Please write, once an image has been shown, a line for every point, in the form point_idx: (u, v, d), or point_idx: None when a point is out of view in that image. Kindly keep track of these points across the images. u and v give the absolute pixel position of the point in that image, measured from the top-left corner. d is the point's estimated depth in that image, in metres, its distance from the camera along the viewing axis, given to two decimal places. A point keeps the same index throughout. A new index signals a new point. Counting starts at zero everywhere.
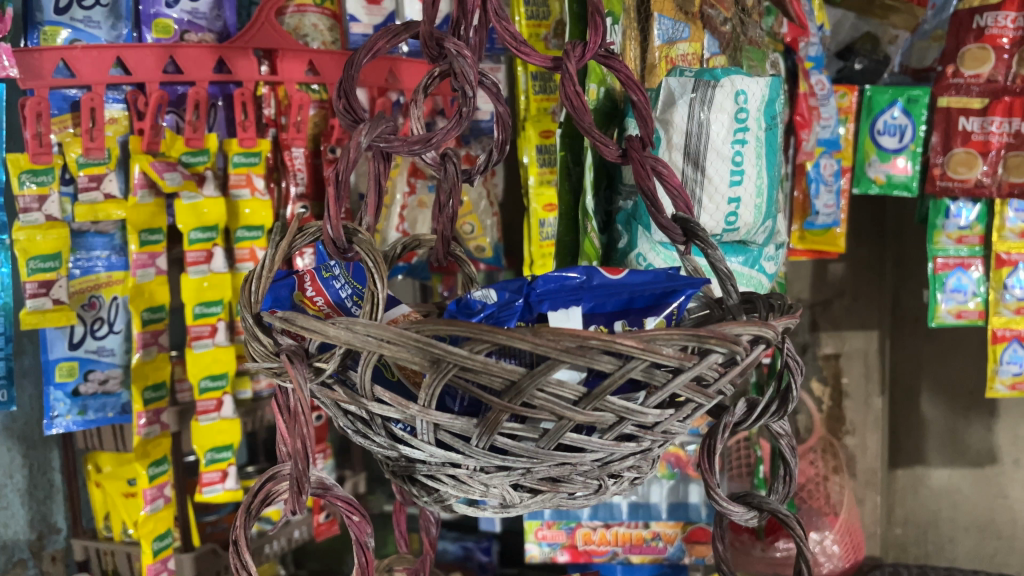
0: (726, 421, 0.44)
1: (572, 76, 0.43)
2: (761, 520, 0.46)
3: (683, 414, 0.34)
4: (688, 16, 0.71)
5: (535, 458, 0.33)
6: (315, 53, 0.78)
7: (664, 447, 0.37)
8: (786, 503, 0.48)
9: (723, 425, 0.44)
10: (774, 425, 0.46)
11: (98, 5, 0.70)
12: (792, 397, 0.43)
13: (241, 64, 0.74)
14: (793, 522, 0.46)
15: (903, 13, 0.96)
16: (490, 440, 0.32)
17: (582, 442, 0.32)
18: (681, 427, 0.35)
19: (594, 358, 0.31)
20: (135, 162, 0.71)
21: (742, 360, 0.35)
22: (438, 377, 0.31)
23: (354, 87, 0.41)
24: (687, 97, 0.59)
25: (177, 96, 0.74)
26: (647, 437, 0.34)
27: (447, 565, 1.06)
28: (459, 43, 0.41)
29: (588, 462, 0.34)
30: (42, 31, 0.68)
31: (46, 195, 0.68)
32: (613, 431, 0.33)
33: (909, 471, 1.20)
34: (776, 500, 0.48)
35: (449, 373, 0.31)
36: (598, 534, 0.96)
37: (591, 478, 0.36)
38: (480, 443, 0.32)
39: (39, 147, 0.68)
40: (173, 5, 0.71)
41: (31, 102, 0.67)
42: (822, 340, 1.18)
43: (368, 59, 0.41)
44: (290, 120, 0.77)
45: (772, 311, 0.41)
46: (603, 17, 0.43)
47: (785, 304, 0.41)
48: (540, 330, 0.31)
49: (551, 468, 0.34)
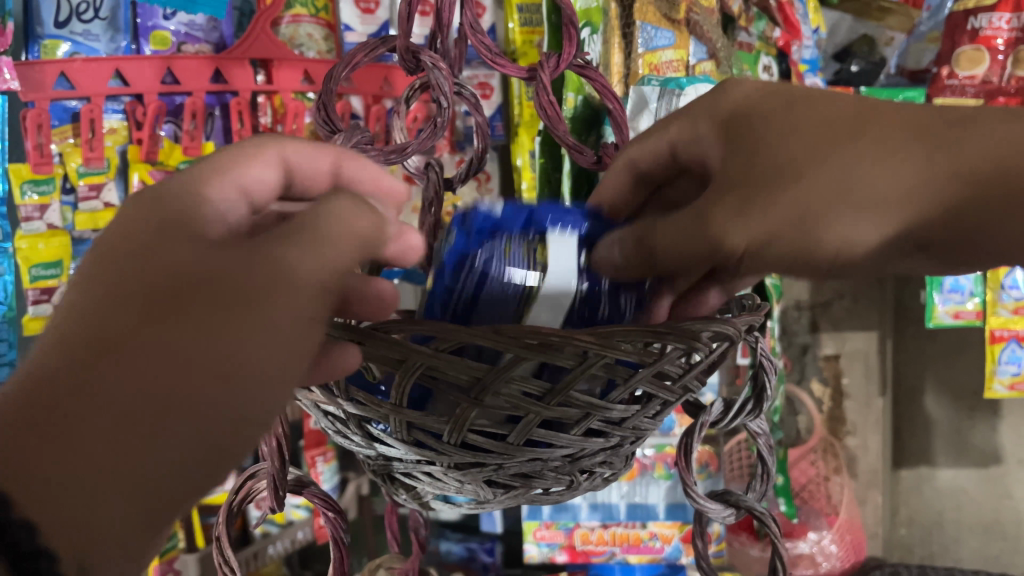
0: (703, 420, 0.46)
1: (544, 86, 0.45)
2: (737, 517, 0.47)
3: (649, 411, 0.36)
4: (673, 23, 0.72)
5: (507, 453, 0.34)
6: (310, 62, 0.79)
7: (635, 443, 0.39)
8: (763, 501, 0.49)
9: (700, 424, 0.45)
10: (751, 424, 0.48)
11: (97, 19, 0.71)
12: (767, 397, 0.46)
13: (236, 74, 0.76)
14: (768, 519, 0.47)
15: (899, 15, 0.95)
16: (462, 437, 0.34)
17: (551, 438, 0.34)
18: (649, 422, 0.36)
19: (555, 353, 0.32)
20: (134, 171, 0.74)
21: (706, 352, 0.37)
22: (407, 375, 0.32)
23: (332, 98, 0.44)
24: (654, 106, 0.67)
25: (176, 106, 0.75)
26: (616, 432, 0.36)
27: (450, 566, 1.07)
28: (434, 56, 0.43)
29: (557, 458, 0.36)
30: (42, 44, 0.70)
31: (47, 204, 0.71)
32: (581, 427, 0.34)
33: (913, 471, 1.21)
34: (753, 498, 0.49)
35: (418, 371, 0.32)
36: (596, 534, 0.98)
37: (562, 474, 0.37)
38: (452, 440, 0.34)
39: (41, 157, 0.71)
40: (170, 18, 0.73)
41: (31, 114, 0.69)
42: (823, 340, 1.18)
43: (348, 71, 0.44)
44: (286, 127, 0.79)
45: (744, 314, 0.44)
46: (577, 28, 0.46)
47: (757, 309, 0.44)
48: (501, 327, 0.32)
49: (523, 464, 0.35)
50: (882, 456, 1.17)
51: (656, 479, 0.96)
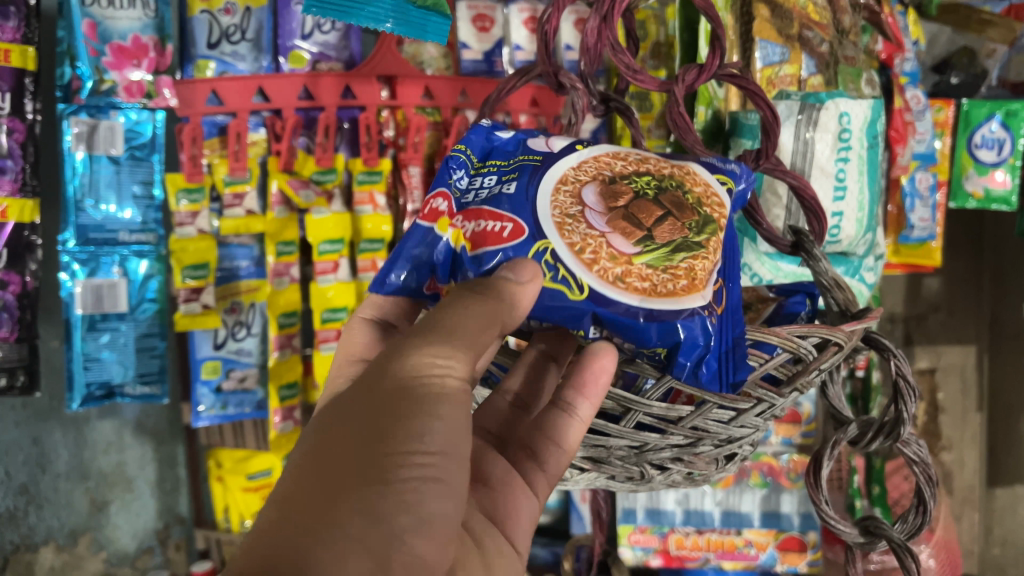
0: (837, 439, 0.55)
1: (677, 99, 0.52)
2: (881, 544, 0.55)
3: (843, 436, 0.55)
4: (787, 40, 0.77)
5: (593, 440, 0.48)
6: (431, 79, 0.81)
7: (738, 444, 0.48)
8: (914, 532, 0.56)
9: (833, 441, 0.55)
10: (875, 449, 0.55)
11: (244, 40, 0.77)
12: (896, 428, 0.53)
13: (364, 90, 0.79)
14: (904, 553, 0.54)
15: (1000, 27, 0.92)
16: (635, 420, 0.45)
17: (605, 426, 0.46)
18: (843, 434, 0.55)
19: None
20: (273, 180, 0.79)
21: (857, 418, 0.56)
22: None
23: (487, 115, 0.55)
24: (794, 117, 0.72)
25: (311, 119, 0.80)
26: (683, 443, 0.46)
27: (536, 571, 0.95)
28: (574, 81, 0.53)
29: (680, 434, 0.45)
30: (196, 63, 0.77)
31: (197, 211, 0.78)
32: (632, 421, 0.45)
33: (1010, 490, 1.03)
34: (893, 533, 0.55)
35: None
36: (691, 539, 0.92)
37: (628, 464, 0.48)
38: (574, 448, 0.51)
39: (194, 168, 0.77)
40: (307, 38, 0.78)
41: (187, 129, 0.76)
42: (916, 355, 1.06)
43: (506, 95, 0.55)
44: (409, 141, 0.80)
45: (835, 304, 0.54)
46: (723, 42, 0.52)
47: (844, 301, 0.53)
48: None
49: (593, 448, 0.49)
50: (980, 473, 1.06)
51: (751, 487, 0.90)
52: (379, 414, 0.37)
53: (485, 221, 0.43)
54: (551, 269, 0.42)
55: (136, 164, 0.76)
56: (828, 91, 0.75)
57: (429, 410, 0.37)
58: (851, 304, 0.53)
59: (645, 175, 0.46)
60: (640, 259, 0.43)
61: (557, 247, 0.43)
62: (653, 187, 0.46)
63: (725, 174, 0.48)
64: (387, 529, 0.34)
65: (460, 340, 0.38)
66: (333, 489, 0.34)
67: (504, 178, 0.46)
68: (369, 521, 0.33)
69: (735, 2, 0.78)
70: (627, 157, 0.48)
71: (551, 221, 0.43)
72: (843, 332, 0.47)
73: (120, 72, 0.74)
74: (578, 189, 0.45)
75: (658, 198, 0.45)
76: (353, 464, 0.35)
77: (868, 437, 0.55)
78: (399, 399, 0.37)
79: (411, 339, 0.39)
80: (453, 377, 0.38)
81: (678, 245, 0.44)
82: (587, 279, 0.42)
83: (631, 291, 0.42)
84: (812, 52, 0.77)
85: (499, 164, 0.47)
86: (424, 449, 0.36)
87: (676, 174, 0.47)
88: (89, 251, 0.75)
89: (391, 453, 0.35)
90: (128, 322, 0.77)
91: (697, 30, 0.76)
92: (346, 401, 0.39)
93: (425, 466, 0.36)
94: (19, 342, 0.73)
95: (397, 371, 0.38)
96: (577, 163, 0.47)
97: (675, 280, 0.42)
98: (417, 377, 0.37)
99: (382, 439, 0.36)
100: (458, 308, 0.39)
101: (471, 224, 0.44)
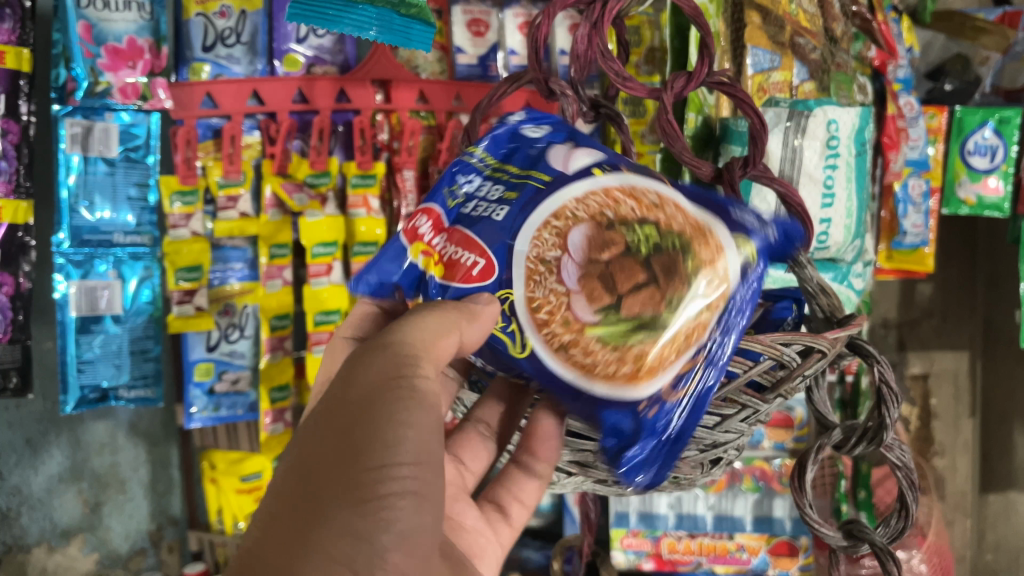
0: (821, 442, 0.56)
1: (666, 107, 0.52)
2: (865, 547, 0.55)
3: (826, 439, 0.56)
4: (780, 46, 0.77)
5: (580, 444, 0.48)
6: (425, 83, 0.82)
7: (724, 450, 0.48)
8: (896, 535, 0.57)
9: (817, 445, 0.56)
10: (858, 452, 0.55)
11: (239, 44, 0.78)
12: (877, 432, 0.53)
13: (359, 94, 0.80)
14: (886, 555, 0.54)
15: (994, 35, 0.91)
16: None
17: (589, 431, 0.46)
18: (826, 437, 0.56)
19: None
20: (268, 183, 0.79)
21: (842, 423, 0.56)
22: None
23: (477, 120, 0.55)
24: (783, 125, 0.72)
25: (305, 122, 0.81)
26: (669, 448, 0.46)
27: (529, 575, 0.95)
28: (563, 87, 0.54)
29: None
30: (191, 66, 0.77)
31: (191, 213, 0.77)
32: None
33: (1001, 496, 1.06)
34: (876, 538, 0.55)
35: None
36: (683, 544, 0.92)
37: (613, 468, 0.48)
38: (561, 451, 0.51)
39: (188, 171, 0.77)
40: (302, 42, 0.79)
41: (182, 131, 0.76)
42: (910, 359, 1.06)
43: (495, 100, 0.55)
44: (403, 145, 0.80)
45: (822, 309, 0.53)
46: (712, 50, 0.52)
47: (829, 305, 0.53)
48: None
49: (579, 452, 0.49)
50: (972, 479, 1.06)
51: (744, 491, 0.90)
52: (346, 428, 0.37)
53: (466, 252, 0.44)
54: (505, 320, 0.44)
55: (131, 165, 0.77)
56: (818, 99, 0.75)
57: (399, 418, 0.37)
58: (836, 310, 0.53)
59: (649, 225, 0.42)
60: (592, 330, 0.42)
61: (517, 299, 0.43)
62: (651, 244, 0.42)
63: (750, 242, 0.42)
64: (370, 546, 0.34)
65: (420, 350, 0.39)
66: (311, 509, 0.34)
67: (504, 196, 0.46)
68: (355, 544, 0.34)
69: (726, 8, 0.77)
70: (645, 196, 0.44)
71: (523, 269, 0.43)
72: (827, 339, 0.46)
73: (115, 74, 0.74)
74: (568, 228, 0.43)
75: (648, 261, 0.42)
76: (332, 482, 0.35)
77: (851, 443, 0.55)
78: (369, 410, 0.37)
79: (377, 349, 0.39)
80: (423, 380, 0.38)
81: (644, 322, 0.41)
82: (534, 343, 0.42)
83: (571, 367, 0.42)
84: (804, 59, 0.78)
85: (515, 170, 0.48)
86: (404, 462, 0.36)
87: (686, 231, 0.42)
88: (85, 253, 0.75)
89: (367, 469, 0.35)
90: (122, 324, 0.77)
91: (688, 37, 0.76)
92: (314, 412, 0.39)
93: (407, 480, 0.36)
94: (12, 343, 0.73)
95: (363, 383, 0.38)
96: (586, 191, 0.44)
97: (620, 368, 0.41)
98: (389, 384, 0.38)
99: (358, 454, 0.36)
100: (417, 325, 0.40)
101: (450, 248, 0.45)
